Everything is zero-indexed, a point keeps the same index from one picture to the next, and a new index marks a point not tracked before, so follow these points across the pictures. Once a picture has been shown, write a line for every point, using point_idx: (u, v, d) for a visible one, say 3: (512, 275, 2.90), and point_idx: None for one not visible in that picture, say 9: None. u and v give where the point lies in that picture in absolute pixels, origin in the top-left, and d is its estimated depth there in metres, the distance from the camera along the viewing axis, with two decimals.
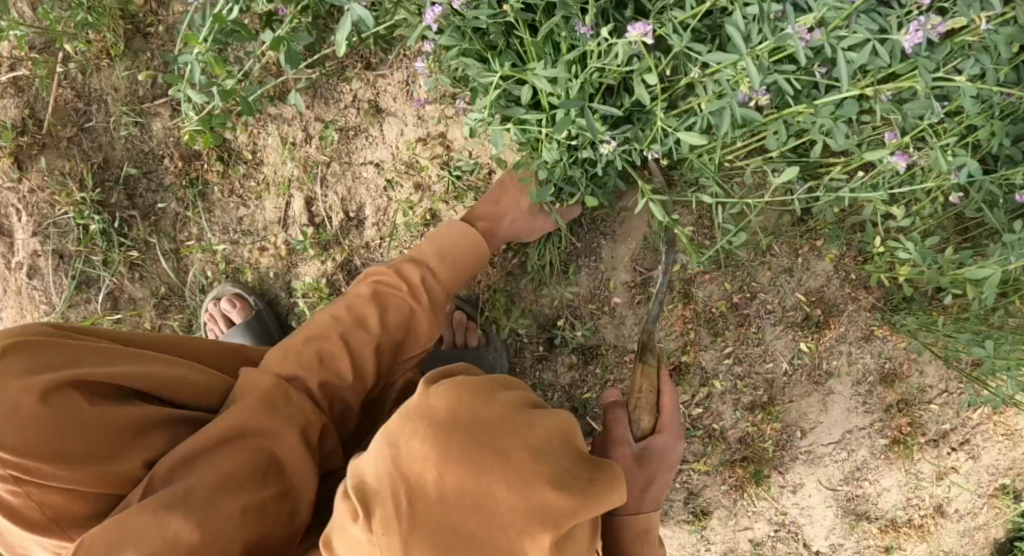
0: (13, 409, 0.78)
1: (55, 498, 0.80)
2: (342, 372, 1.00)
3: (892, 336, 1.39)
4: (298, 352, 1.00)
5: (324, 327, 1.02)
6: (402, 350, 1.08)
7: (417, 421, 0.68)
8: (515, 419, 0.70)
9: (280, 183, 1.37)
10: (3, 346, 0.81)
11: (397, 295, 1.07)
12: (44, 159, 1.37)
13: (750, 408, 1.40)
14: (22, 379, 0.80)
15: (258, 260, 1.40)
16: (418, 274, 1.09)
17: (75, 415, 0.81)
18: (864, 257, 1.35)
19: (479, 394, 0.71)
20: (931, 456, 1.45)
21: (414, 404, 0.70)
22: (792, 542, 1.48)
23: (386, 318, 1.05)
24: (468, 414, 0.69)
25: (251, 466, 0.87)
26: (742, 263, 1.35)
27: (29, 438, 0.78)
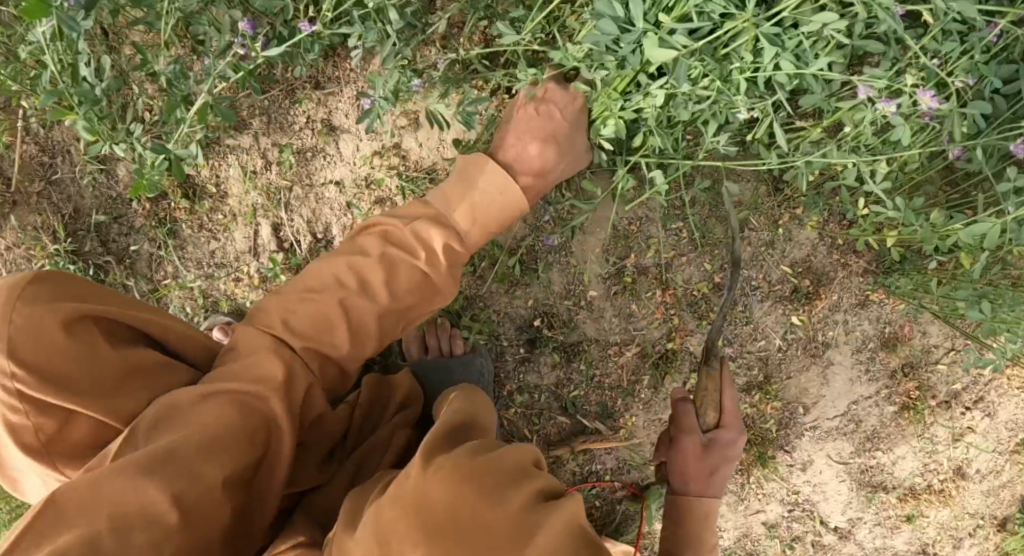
0: (35, 327, 0.81)
1: (52, 422, 0.82)
2: (337, 341, 1.00)
3: (889, 299, 1.33)
4: (293, 319, 0.99)
5: (327, 292, 1.00)
6: (405, 317, 1.05)
7: (414, 514, 0.66)
8: (522, 519, 0.65)
9: (247, 212, 1.37)
10: (29, 277, 0.85)
11: (408, 258, 1.03)
12: (15, 217, 1.38)
13: (746, 389, 1.36)
14: (47, 305, 0.83)
15: (234, 291, 1.40)
16: (439, 237, 1.04)
17: (91, 347, 0.84)
18: (849, 222, 1.29)
19: (483, 484, 0.67)
20: (944, 418, 1.39)
21: (413, 491, 0.67)
22: (808, 521, 1.44)
23: (394, 285, 1.02)
24: (468, 516, 0.65)
25: (240, 432, 0.85)
26: (721, 241, 1.27)
27: (44, 360, 0.81)
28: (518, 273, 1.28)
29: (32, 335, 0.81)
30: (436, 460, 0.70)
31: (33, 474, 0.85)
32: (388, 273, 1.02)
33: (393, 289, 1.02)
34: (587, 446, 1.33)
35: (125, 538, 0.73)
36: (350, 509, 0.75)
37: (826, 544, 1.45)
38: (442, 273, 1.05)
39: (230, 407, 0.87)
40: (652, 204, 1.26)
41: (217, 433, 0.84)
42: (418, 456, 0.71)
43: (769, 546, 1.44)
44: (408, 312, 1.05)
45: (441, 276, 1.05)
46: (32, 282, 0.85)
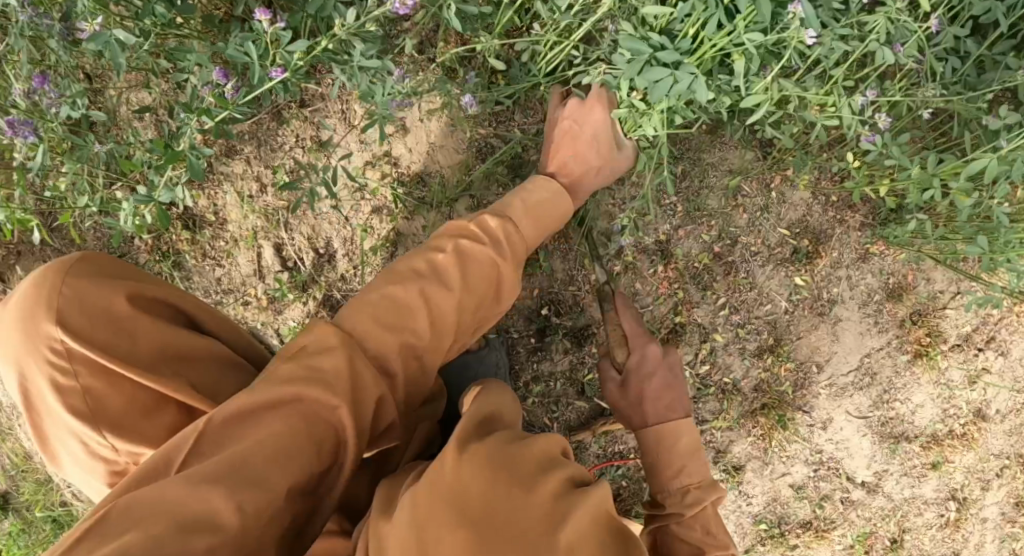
0: (82, 295, 0.87)
1: (94, 387, 0.85)
2: (421, 330, 0.92)
3: (889, 250, 1.34)
4: (376, 311, 0.92)
5: (404, 280, 0.95)
6: (479, 309, 0.99)
7: (451, 502, 0.68)
8: (555, 511, 0.68)
9: (247, 236, 1.39)
10: (76, 256, 0.92)
11: (479, 245, 1.00)
12: (21, 266, 1.41)
13: (758, 353, 1.36)
14: (91, 278, 0.89)
15: (244, 314, 1.42)
16: (493, 224, 1.04)
17: (134, 316, 0.89)
18: (842, 177, 1.30)
19: (517, 476, 0.70)
20: (958, 361, 1.40)
21: (448, 480, 0.70)
22: (835, 479, 1.45)
23: (465, 274, 0.98)
24: (502, 508, 0.67)
25: (307, 439, 0.81)
26: (715, 211, 1.31)
27: (90, 325, 0.86)
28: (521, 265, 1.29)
29: (79, 304, 0.86)
30: (471, 452, 0.73)
31: (73, 439, 0.87)
32: (458, 259, 0.98)
33: (464, 273, 0.97)
34: (606, 428, 1.34)
35: (192, 549, 0.71)
36: (385, 497, 0.77)
37: (855, 500, 1.45)
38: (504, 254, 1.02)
39: (296, 413, 0.82)
40: (645, 182, 1.29)
41: (282, 440, 0.80)
42: (452, 446, 0.74)
43: (799, 508, 1.45)
44: (481, 300, 0.99)
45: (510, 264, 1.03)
46: (78, 260, 0.91)
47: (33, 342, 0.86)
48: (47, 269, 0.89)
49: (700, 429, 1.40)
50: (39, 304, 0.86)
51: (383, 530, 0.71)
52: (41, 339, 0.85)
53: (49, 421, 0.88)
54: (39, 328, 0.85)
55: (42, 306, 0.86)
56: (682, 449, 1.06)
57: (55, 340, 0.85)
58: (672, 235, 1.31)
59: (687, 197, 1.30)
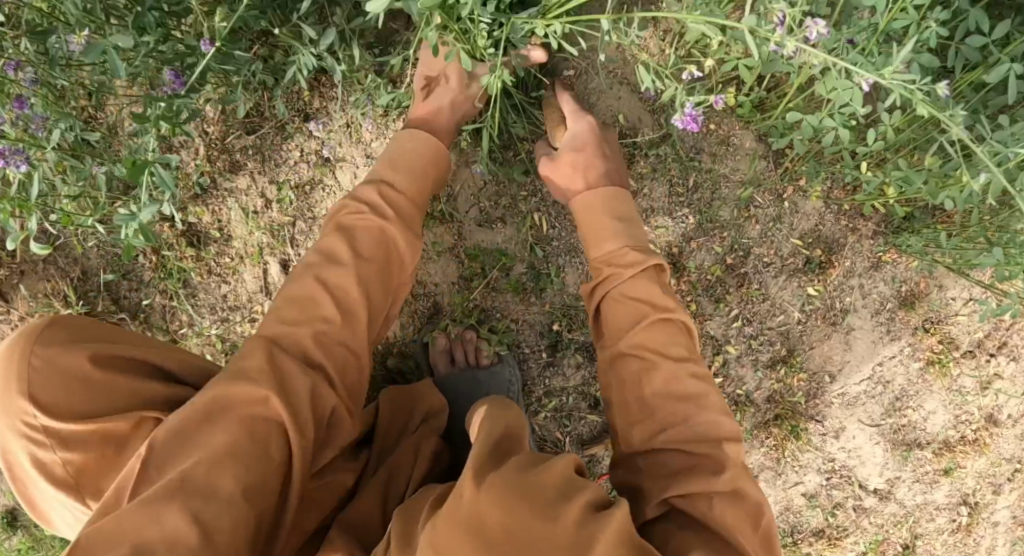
0: (55, 367, 0.90)
1: (74, 459, 0.88)
2: (327, 313, 1.00)
3: (901, 258, 1.33)
4: (280, 315, 1.00)
5: (296, 280, 1.03)
6: (385, 278, 1.07)
7: (473, 533, 0.69)
8: (578, 535, 0.69)
9: (253, 253, 1.38)
10: (42, 323, 0.94)
11: (360, 216, 1.07)
12: (25, 285, 1.38)
13: (771, 364, 1.35)
14: (62, 347, 0.91)
15: (251, 332, 1.40)
16: (377, 193, 1.09)
17: (106, 384, 0.91)
18: (853, 187, 1.29)
19: (538, 504, 0.70)
20: (970, 368, 1.39)
21: (466, 508, 0.70)
22: (848, 487, 1.44)
23: (358, 247, 1.05)
24: (526, 538, 0.68)
25: (248, 444, 0.87)
26: (728, 222, 1.29)
27: (60, 397, 0.89)
28: (532, 280, 1.28)
29: (52, 377, 0.89)
30: (489, 475, 0.72)
31: (62, 506, 0.90)
32: (346, 241, 1.05)
33: (357, 250, 1.04)
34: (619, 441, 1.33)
35: None
36: (400, 524, 0.79)
37: (867, 507, 1.45)
38: (400, 219, 1.09)
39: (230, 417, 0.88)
40: (656, 195, 1.28)
41: (225, 447, 0.85)
42: (467, 471, 0.73)
43: (812, 516, 1.45)
44: (385, 271, 1.07)
45: (397, 222, 1.08)
46: (50, 326, 0.94)
47: (11, 416, 0.89)
48: (17, 341, 0.92)
49: None
50: (11, 378, 0.89)
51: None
52: (17, 414, 0.89)
53: (36, 488, 0.91)
54: (13, 402, 0.89)
55: (15, 381, 0.89)
56: (614, 212, 1.07)
57: (29, 415, 0.88)
58: (684, 247, 1.30)
59: (700, 209, 1.28)
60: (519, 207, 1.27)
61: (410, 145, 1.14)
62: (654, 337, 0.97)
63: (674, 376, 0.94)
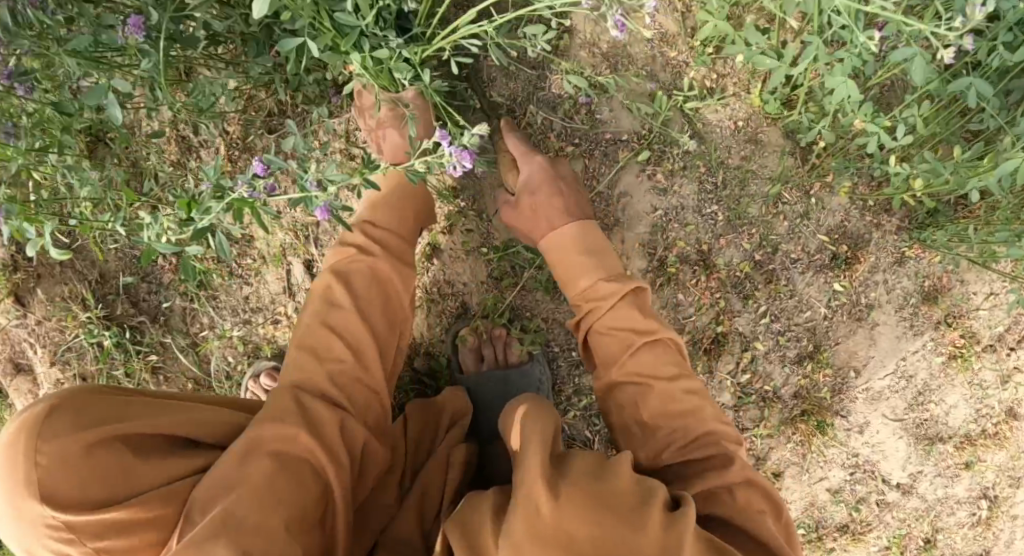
0: (65, 462, 0.85)
1: (107, 546, 0.86)
2: (339, 353, 1.05)
3: (925, 254, 1.34)
4: (298, 363, 1.05)
5: (307, 322, 1.08)
6: (387, 314, 1.11)
7: (567, 552, 0.75)
8: (663, 539, 0.77)
9: (275, 254, 1.35)
10: (49, 405, 0.88)
11: (353, 258, 1.11)
12: (42, 289, 1.35)
13: (798, 361, 1.36)
14: (73, 432, 0.87)
15: (274, 334, 1.38)
16: (361, 236, 1.12)
17: (124, 465, 0.89)
18: (878, 182, 1.30)
19: (620, 512, 0.78)
20: (990, 362, 1.40)
21: (552, 529, 0.76)
22: (871, 482, 1.45)
23: (354, 291, 1.09)
24: (616, 549, 0.75)
25: (282, 470, 0.93)
26: (756, 219, 1.29)
27: (81, 488, 0.86)
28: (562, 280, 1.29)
29: (66, 469, 0.85)
30: (564, 491, 0.78)
31: None
32: (343, 283, 1.09)
33: (354, 292, 1.09)
34: None
35: None
36: (462, 537, 0.82)
37: (890, 502, 1.46)
38: (389, 253, 1.13)
39: (266, 455, 0.94)
40: (686, 192, 1.28)
41: (261, 476, 0.91)
42: (540, 486, 0.79)
43: (836, 511, 1.46)
44: (386, 308, 1.11)
45: (384, 258, 1.12)
46: (51, 412, 0.88)
47: (24, 519, 0.85)
48: (14, 433, 0.86)
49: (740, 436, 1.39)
50: (19, 473, 0.84)
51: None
52: (33, 512, 0.84)
53: None
54: (25, 503, 0.84)
55: (21, 479, 0.84)
56: (626, 328, 1.02)
57: (47, 514, 0.84)
58: (713, 244, 1.30)
59: (729, 205, 1.28)
60: None
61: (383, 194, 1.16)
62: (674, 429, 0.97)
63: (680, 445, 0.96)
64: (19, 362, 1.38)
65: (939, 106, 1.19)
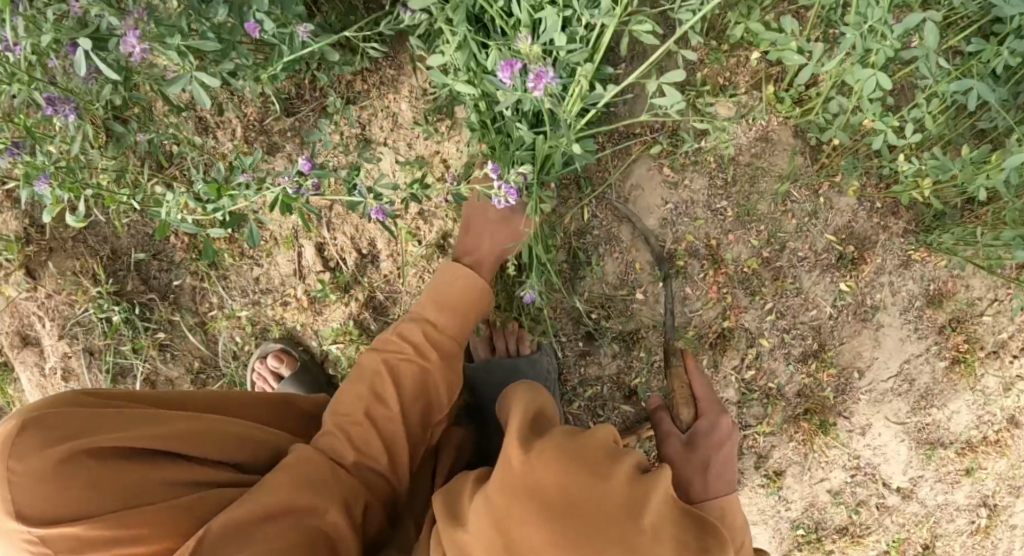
0: (36, 480, 0.84)
1: None
2: (373, 447, 1.00)
3: (931, 257, 1.35)
4: (334, 434, 1.00)
5: (346, 407, 1.02)
6: (426, 419, 1.06)
7: (530, 498, 0.76)
8: (630, 490, 0.76)
9: (287, 236, 1.34)
10: (20, 422, 0.86)
11: (407, 356, 1.06)
12: (53, 263, 1.35)
13: (802, 358, 1.37)
14: (42, 449, 0.85)
15: (282, 315, 1.38)
16: (420, 332, 1.09)
17: (97, 480, 0.86)
18: (887, 183, 1.31)
19: (589, 464, 0.78)
20: (994, 368, 1.40)
21: (521, 478, 0.77)
22: (871, 484, 1.46)
23: (403, 389, 1.04)
24: (580, 495, 0.75)
25: (301, 544, 0.88)
26: (765, 216, 1.31)
27: (55, 506, 0.84)
28: (571, 269, 1.31)
29: (39, 488, 0.84)
30: (537, 445, 0.80)
31: None
32: (393, 379, 1.04)
33: (402, 389, 1.04)
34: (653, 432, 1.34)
35: None
36: (446, 509, 0.85)
37: (890, 506, 1.47)
38: (443, 359, 1.08)
39: (285, 525, 0.89)
40: (697, 186, 1.29)
41: (279, 546, 0.87)
42: (517, 444, 0.81)
43: (836, 513, 1.47)
44: (426, 412, 1.06)
45: (437, 363, 1.07)
46: (24, 430, 0.86)
47: (7, 534, 0.86)
48: None
49: (743, 433, 1.41)
50: None
51: (464, 538, 0.79)
52: (12, 530, 0.85)
53: None
54: (4, 521, 0.85)
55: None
56: None
57: (25, 531, 0.84)
58: (722, 240, 1.31)
59: (739, 202, 1.30)
60: (561, 194, 1.29)
61: (449, 284, 1.13)
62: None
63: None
64: (29, 334, 1.39)
65: (948, 108, 1.20)
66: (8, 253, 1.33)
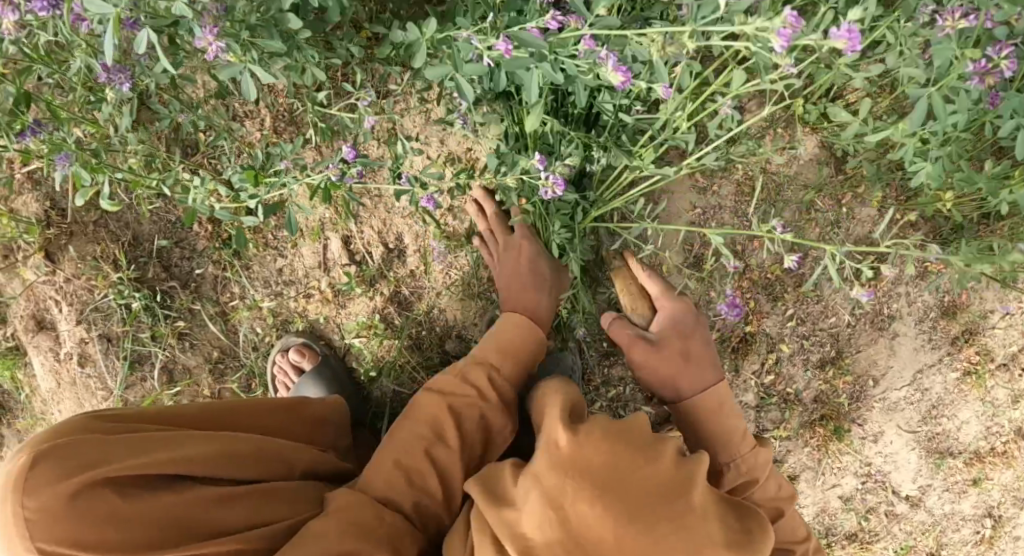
0: (51, 515, 0.81)
1: None
2: (432, 490, 1.00)
3: (946, 269, 1.37)
4: (388, 477, 0.99)
5: (407, 446, 1.02)
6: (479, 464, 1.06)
7: (582, 476, 0.76)
8: (677, 473, 0.79)
9: (314, 228, 1.34)
10: (30, 455, 0.83)
11: (469, 401, 1.06)
12: (74, 247, 1.34)
13: (820, 365, 1.39)
14: (54, 483, 0.82)
15: (305, 308, 1.37)
16: (485, 377, 1.08)
17: (114, 510, 0.83)
18: (908, 195, 1.33)
19: (637, 447, 0.79)
20: (1004, 380, 1.43)
21: (571, 457, 0.77)
22: (881, 492, 1.48)
23: (463, 435, 1.04)
24: (632, 475, 0.76)
25: None
26: (789, 223, 1.34)
27: (73, 540, 0.81)
28: (597, 270, 1.32)
29: (55, 523, 0.81)
30: (583, 427, 0.80)
31: None
32: (455, 424, 1.04)
33: (463, 433, 1.04)
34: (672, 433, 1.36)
35: None
36: (486, 493, 0.84)
37: (898, 513, 1.49)
38: (503, 406, 1.08)
39: None
40: (725, 193, 1.33)
41: None
42: (560, 429, 0.81)
43: (846, 519, 1.50)
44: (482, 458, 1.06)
45: (496, 410, 1.08)
46: (34, 465, 0.82)
47: None
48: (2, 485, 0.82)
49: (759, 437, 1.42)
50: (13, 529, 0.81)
51: (513, 517, 0.79)
52: None
53: None
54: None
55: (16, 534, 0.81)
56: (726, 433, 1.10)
57: None
58: (747, 245, 1.33)
59: (765, 209, 1.33)
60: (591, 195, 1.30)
61: (514, 334, 1.13)
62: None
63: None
64: (46, 319, 1.38)
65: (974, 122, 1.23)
66: (29, 236, 1.31)
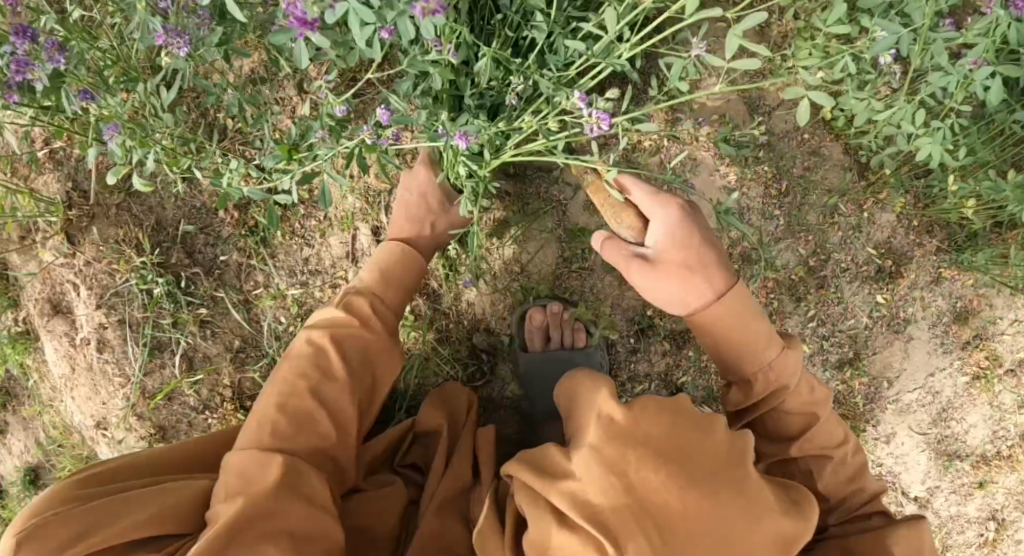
0: None
1: None
2: (323, 427, 0.98)
3: (960, 275, 1.41)
4: (275, 421, 0.96)
5: (289, 387, 0.99)
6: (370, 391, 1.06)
7: (644, 447, 0.78)
8: (732, 441, 0.82)
9: (344, 217, 1.34)
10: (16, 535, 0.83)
11: (348, 330, 1.05)
12: (96, 229, 1.32)
13: (838, 366, 1.43)
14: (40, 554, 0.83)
15: (331, 298, 1.37)
16: (368, 305, 1.09)
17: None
18: (927, 202, 1.37)
19: (692, 419, 0.82)
20: (1011, 385, 1.46)
21: (630, 429, 0.80)
22: (891, 492, 1.52)
23: (346, 362, 1.03)
24: (692, 445, 0.80)
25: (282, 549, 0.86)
26: (813, 226, 1.36)
27: None
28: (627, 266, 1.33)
29: None
30: (638, 400, 0.82)
31: None
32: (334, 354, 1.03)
33: (346, 364, 1.03)
34: None
35: None
36: (533, 471, 0.84)
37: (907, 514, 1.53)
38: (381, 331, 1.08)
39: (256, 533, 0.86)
40: (753, 194, 1.35)
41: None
42: (610, 401, 0.82)
43: None
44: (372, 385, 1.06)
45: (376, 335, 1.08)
46: (20, 542, 0.83)
47: None
48: None
49: None
50: None
51: (572, 487, 0.80)
52: None
53: None
54: None
55: None
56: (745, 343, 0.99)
57: None
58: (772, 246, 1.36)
59: (790, 212, 1.36)
60: None
61: (392, 265, 1.15)
62: (837, 479, 0.99)
63: (847, 544, 0.94)
64: (63, 302, 1.35)
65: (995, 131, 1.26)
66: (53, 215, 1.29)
